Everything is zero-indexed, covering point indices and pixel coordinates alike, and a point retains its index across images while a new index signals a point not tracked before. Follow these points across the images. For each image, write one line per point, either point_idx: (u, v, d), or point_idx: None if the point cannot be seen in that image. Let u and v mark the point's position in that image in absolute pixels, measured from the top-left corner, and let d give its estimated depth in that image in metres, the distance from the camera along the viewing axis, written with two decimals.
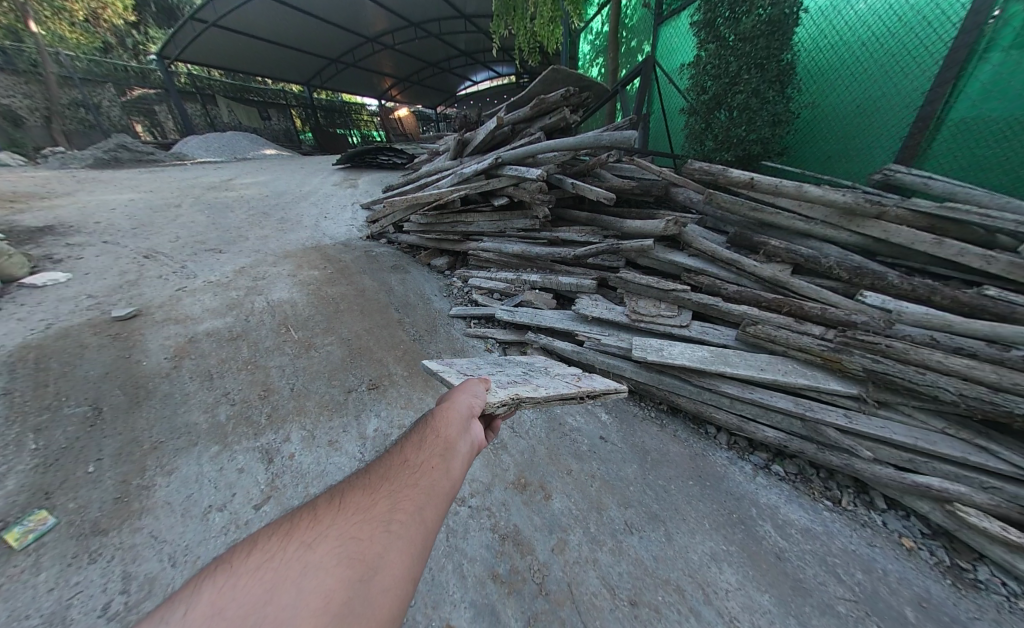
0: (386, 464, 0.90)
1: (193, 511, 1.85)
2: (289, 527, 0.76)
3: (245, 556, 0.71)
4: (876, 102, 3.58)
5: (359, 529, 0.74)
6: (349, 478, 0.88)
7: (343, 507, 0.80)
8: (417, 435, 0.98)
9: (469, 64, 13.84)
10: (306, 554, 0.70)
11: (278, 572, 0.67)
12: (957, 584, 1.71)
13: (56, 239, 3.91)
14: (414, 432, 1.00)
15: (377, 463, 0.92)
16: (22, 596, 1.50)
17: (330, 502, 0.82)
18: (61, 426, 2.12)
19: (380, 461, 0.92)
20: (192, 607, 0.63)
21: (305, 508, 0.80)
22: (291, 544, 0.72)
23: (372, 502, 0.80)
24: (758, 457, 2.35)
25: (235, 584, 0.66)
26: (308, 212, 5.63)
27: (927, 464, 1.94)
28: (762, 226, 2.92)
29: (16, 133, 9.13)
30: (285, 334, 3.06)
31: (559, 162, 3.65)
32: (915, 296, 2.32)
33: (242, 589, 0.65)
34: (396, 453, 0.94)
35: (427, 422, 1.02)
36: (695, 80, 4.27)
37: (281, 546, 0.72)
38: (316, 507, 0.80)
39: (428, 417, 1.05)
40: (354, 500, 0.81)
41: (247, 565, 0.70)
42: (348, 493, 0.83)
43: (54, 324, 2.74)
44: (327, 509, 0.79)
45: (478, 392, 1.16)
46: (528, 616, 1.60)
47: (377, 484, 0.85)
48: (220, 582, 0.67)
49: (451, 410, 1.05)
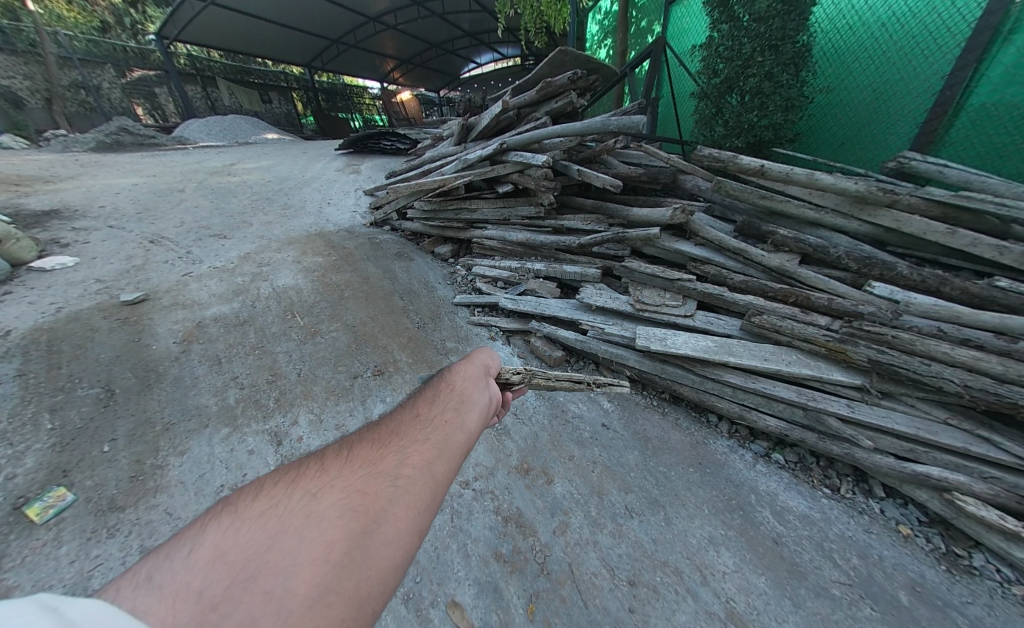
0: (399, 421, 0.94)
1: (206, 490, 1.91)
2: (296, 477, 0.79)
3: (251, 502, 0.74)
4: (893, 86, 3.47)
5: (363, 483, 0.75)
6: (360, 434, 0.91)
7: (349, 462, 0.81)
8: (425, 399, 1.01)
9: (473, 44, 13.47)
10: (311, 503, 0.71)
11: (281, 519, 0.68)
12: (951, 570, 1.74)
13: (62, 223, 3.92)
14: (423, 395, 1.04)
15: (389, 421, 0.95)
16: (45, 567, 1.57)
17: (337, 456, 0.84)
18: (75, 406, 2.18)
19: (387, 420, 0.95)
20: (199, 547, 0.65)
21: (312, 463, 0.83)
22: (296, 492, 0.74)
23: (378, 458, 0.82)
24: (758, 446, 2.37)
25: (240, 527, 0.68)
26: (311, 197, 5.59)
27: (928, 454, 1.96)
28: (770, 214, 2.88)
29: (17, 114, 9.04)
30: (291, 320, 3.08)
31: (565, 148, 3.58)
32: (924, 287, 2.30)
33: (246, 533, 0.67)
34: (409, 410, 0.98)
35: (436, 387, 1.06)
36: (706, 63, 4.14)
37: (286, 493, 0.74)
38: (323, 461, 0.83)
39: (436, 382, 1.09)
40: (364, 455, 0.83)
41: (255, 509, 0.72)
42: (356, 449, 0.85)
43: (64, 307, 2.78)
44: (333, 463, 0.82)
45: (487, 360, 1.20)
46: (530, 594, 1.66)
47: (383, 441, 0.87)
48: (226, 524, 0.69)
49: (458, 378, 1.09)
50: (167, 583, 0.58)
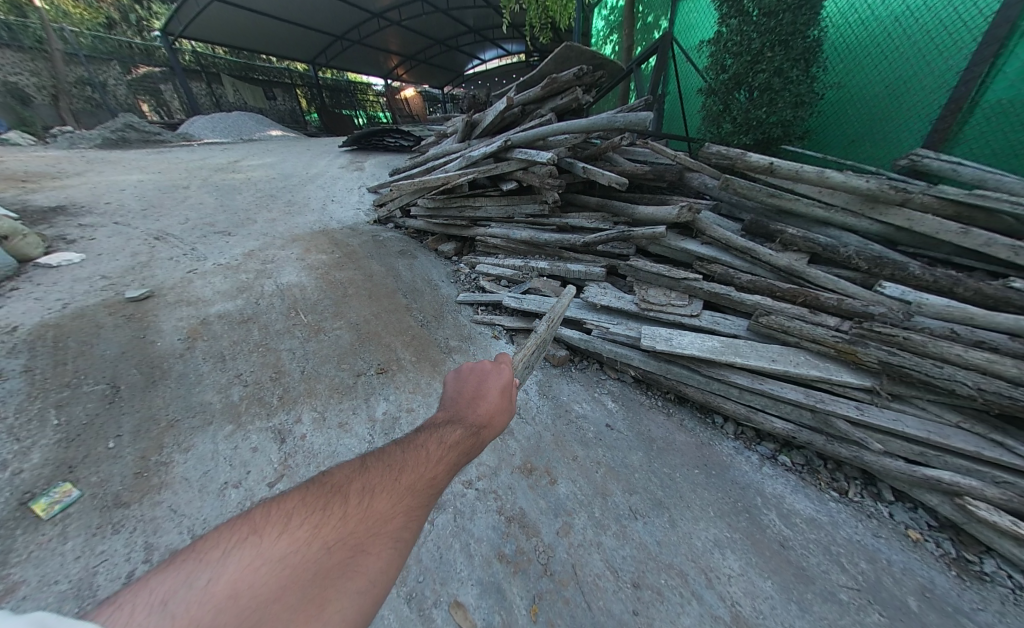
0: (416, 468, 0.89)
1: (210, 487, 1.91)
2: (315, 507, 0.76)
3: (272, 528, 0.70)
4: (906, 82, 3.41)
5: (371, 536, 0.73)
6: (380, 472, 0.87)
7: (365, 503, 0.78)
8: (444, 443, 1.00)
9: (477, 41, 13.37)
10: (324, 552, 0.68)
11: (295, 565, 0.66)
12: (962, 576, 1.71)
13: (68, 220, 3.94)
14: (442, 437, 1.02)
15: (408, 461, 0.91)
16: (51, 562, 1.57)
17: (354, 491, 0.81)
18: (81, 402, 2.19)
19: (406, 455, 0.93)
20: (215, 575, 0.61)
21: (334, 497, 0.79)
22: (315, 532, 0.71)
23: (390, 507, 0.79)
24: (765, 448, 2.34)
25: (258, 562, 0.64)
26: (315, 194, 5.59)
27: (939, 457, 1.92)
28: (779, 213, 2.84)
29: (25, 111, 9.12)
30: (295, 318, 3.07)
31: (570, 145, 3.55)
32: (936, 288, 2.26)
33: (262, 573, 0.63)
34: (427, 458, 0.93)
35: (455, 433, 1.05)
36: (714, 58, 4.08)
37: (305, 530, 0.71)
38: (342, 493, 0.80)
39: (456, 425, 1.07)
40: (379, 503, 0.79)
41: (273, 541, 0.68)
42: (374, 493, 0.81)
43: (70, 304, 2.78)
44: (350, 499, 0.78)
45: (506, 414, 1.21)
46: (534, 594, 1.65)
47: (398, 485, 0.84)
48: (244, 554, 0.65)
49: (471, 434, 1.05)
50: (180, 615, 0.55)
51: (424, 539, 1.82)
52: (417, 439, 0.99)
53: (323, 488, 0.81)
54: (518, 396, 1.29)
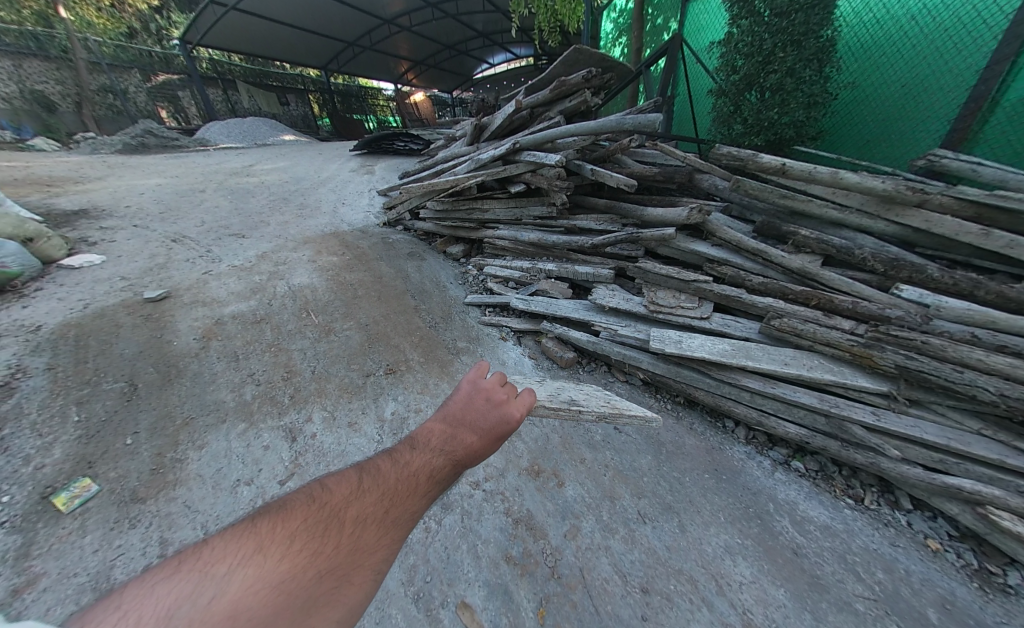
0: (406, 500, 0.85)
1: (223, 484, 1.95)
2: (315, 530, 0.74)
3: (274, 549, 0.68)
4: (923, 81, 3.34)
5: (357, 568, 0.72)
6: (375, 499, 0.83)
7: (358, 534, 0.76)
8: (439, 476, 0.94)
9: (486, 45, 13.47)
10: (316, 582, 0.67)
11: (289, 590, 0.64)
12: (985, 588, 1.66)
13: (90, 223, 4.07)
14: (438, 469, 0.96)
15: (402, 491, 0.87)
16: (70, 555, 1.62)
17: (350, 518, 0.78)
18: (100, 399, 2.25)
19: (401, 484, 0.88)
20: (218, 593, 0.60)
21: (331, 522, 0.76)
22: (311, 560, 0.69)
23: (379, 540, 0.77)
24: (777, 453, 2.30)
25: (258, 586, 0.63)
26: (326, 197, 5.68)
27: (959, 465, 1.86)
28: (792, 214, 2.80)
29: (50, 118, 9.52)
30: (306, 318, 3.12)
31: (579, 147, 3.54)
32: (956, 291, 2.20)
33: (260, 595, 0.62)
34: (418, 488, 0.89)
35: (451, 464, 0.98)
36: (725, 59, 4.05)
37: (302, 557, 0.68)
38: (339, 520, 0.77)
39: (452, 457, 0.99)
40: (370, 534, 0.77)
41: (274, 563, 0.66)
42: (366, 523, 0.78)
43: (91, 304, 2.87)
44: (344, 529, 0.76)
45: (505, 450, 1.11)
46: (541, 597, 1.64)
47: (390, 517, 0.82)
48: (246, 574, 0.64)
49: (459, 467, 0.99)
50: None
51: (431, 539, 1.82)
52: (415, 463, 0.95)
53: (323, 510, 0.78)
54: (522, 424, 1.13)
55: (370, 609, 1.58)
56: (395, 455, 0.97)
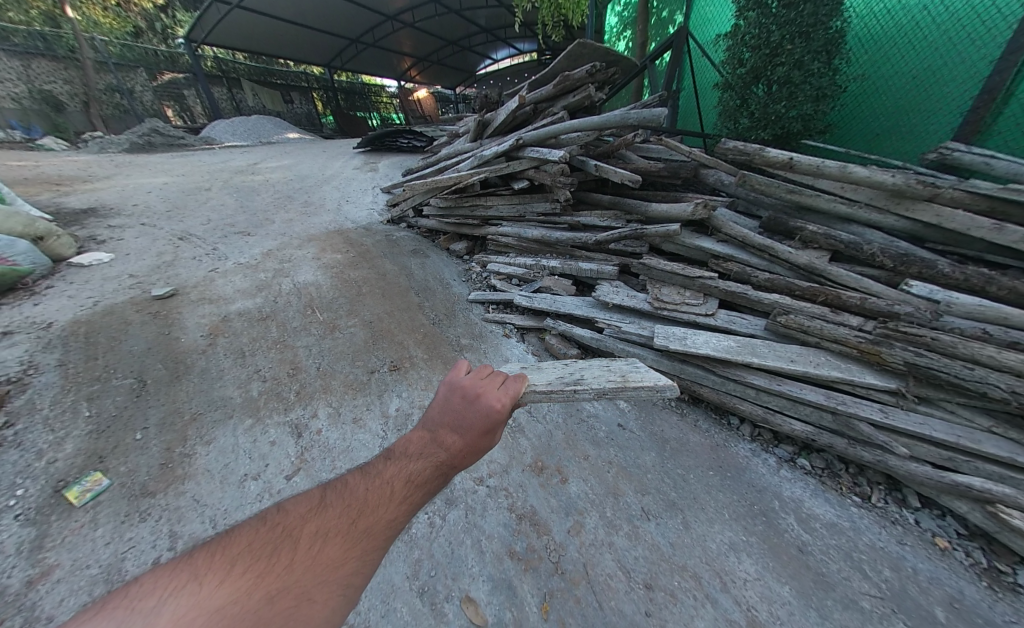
0: (372, 510, 0.86)
1: (231, 478, 1.97)
2: (260, 553, 0.75)
3: (210, 577, 0.69)
4: (935, 72, 3.27)
5: (317, 584, 0.72)
6: (335, 514, 0.84)
7: (316, 549, 0.76)
8: (413, 482, 0.95)
9: (489, 40, 13.38)
10: (262, 602, 0.67)
11: (231, 614, 0.65)
12: (994, 586, 1.64)
13: (99, 221, 4.12)
14: (414, 473, 0.98)
15: (369, 501, 0.88)
16: (83, 547, 1.65)
17: (305, 534, 0.79)
18: (110, 395, 2.28)
19: (368, 497, 0.89)
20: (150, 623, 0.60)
21: (281, 545, 0.77)
22: (255, 582, 0.70)
23: (344, 553, 0.77)
24: (783, 450, 2.29)
25: (193, 613, 0.63)
26: (330, 195, 5.70)
27: (969, 463, 1.84)
28: (799, 209, 2.76)
29: (58, 117, 9.63)
30: (311, 315, 3.15)
31: (583, 143, 3.52)
32: (967, 286, 2.16)
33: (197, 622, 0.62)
34: (386, 498, 0.90)
35: (428, 468, 1.00)
36: (731, 52, 3.99)
37: (244, 581, 0.70)
38: (292, 540, 0.78)
39: (430, 461, 1.01)
40: (331, 549, 0.77)
41: (212, 590, 0.67)
42: (327, 538, 0.79)
43: (100, 301, 2.92)
44: (298, 544, 0.77)
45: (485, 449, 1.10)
46: (545, 593, 1.65)
47: (356, 529, 0.82)
48: (181, 602, 0.64)
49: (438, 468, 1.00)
50: None
51: (435, 534, 1.84)
52: (385, 474, 0.96)
53: (274, 531, 0.80)
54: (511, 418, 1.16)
55: (375, 602, 1.60)
56: (366, 470, 0.99)
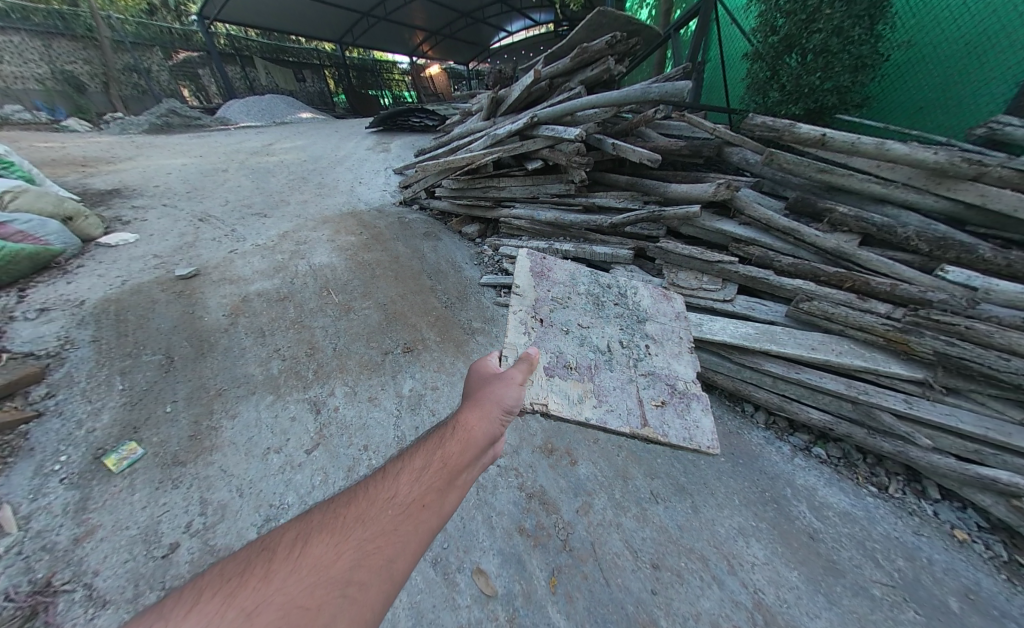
0: (365, 505, 0.89)
1: (255, 450, 2.07)
2: (235, 576, 0.76)
3: (179, 611, 0.69)
4: (992, 38, 2.99)
5: (307, 589, 0.73)
6: (322, 521, 0.86)
7: (300, 556, 0.78)
8: (411, 467, 0.99)
9: (505, 11, 12.75)
10: (243, 618, 0.68)
11: None
12: (1012, 580, 1.61)
13: (123, 202, 4.23)
14: (408, 456, 1.03)
15: (361, 497, 0.91)
16: (122, 510, 1.77)
17: (286, 545, 0.81)
18: (141, 371, 2.40)
19: (360, 495, 0.92)
20: None
21: (259, 563, 0.78)
22: (228, 604, 0.70)
23: (337, 551, 0.79)
24: (798, 439, 2.25)
25: None
26: (343, 177, 5.69)
27: (997, 456, 1.79)
28: (828, 189, 2.63)
29: (80, 98, 9.77)
30: (327, 297, 3.20)
31: (600, 120, 3.39)
32: (1008, 273, 2.03)
33: None
34: (380, 489, 0.93)
35: (427, 448, 1.05)
36: (764, 19, 3.73)
37: (220, 602, 0.70)
38: (269, 559, 0.78)
39: (429, 443, 1.06)
40: (318, 551, 0.79)
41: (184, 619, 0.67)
42: (311, 544, 0.80)
43: (128, 280, 3.03)
44: (278, 555, 0.79)
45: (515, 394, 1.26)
46: (552, 568, 1.70)
47: (349, 523, 0.85)
48: None
49: (443, 446, 1.05)
50: None
51: None
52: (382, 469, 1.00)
53: (248, 553, 0.81)
54: (512, 381, 1.29)
55: None
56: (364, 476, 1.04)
